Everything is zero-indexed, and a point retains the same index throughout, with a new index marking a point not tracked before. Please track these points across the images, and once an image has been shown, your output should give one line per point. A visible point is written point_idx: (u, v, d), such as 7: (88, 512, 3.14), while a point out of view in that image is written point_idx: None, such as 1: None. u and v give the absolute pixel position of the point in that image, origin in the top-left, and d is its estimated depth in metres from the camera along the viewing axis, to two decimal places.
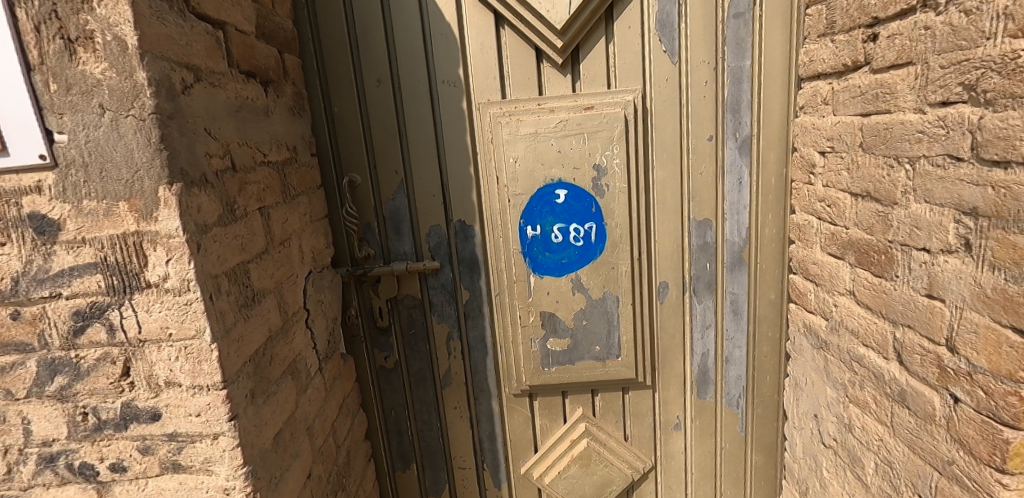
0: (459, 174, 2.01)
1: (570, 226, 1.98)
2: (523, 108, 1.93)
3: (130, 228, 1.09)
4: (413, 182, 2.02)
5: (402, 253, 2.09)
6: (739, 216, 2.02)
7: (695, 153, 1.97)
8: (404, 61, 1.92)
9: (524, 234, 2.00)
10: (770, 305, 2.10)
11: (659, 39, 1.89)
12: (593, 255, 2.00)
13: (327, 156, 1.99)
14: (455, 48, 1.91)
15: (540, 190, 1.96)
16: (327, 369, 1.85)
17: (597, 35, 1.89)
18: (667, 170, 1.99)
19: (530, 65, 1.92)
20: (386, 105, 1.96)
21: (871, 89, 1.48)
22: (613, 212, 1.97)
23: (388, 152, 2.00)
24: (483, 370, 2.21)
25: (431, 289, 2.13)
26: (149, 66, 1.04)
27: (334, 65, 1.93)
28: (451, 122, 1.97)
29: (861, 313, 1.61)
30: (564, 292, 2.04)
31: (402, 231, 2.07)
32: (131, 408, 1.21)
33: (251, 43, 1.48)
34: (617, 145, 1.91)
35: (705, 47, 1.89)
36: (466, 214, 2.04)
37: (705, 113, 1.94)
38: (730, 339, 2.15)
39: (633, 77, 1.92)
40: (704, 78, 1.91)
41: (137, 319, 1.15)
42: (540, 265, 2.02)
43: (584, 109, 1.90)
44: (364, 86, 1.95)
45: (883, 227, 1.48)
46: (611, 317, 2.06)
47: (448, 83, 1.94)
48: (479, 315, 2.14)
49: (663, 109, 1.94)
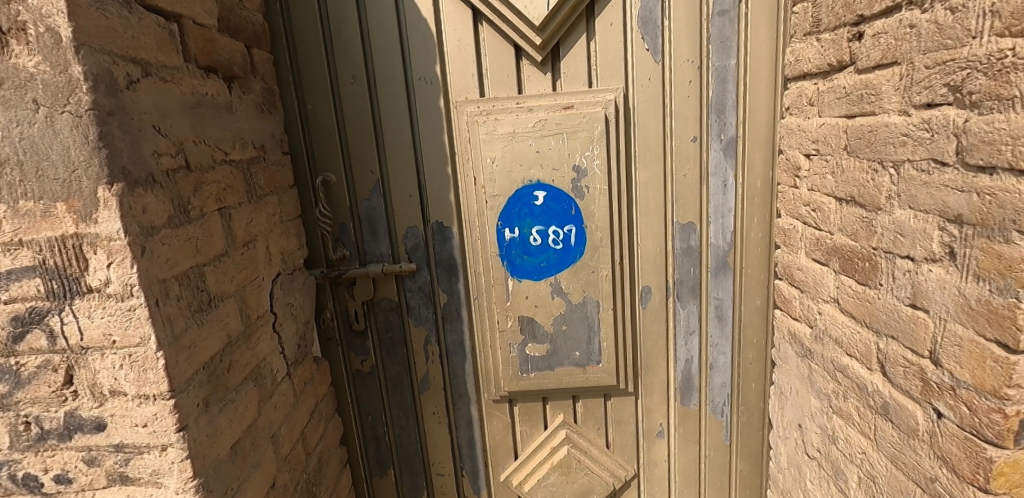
0: (436, 175, 1.95)
1: (549, 229, 1.92)
2: (502, 107, 1.87)
3: (69, 230, 1.04)
4: (390, 182, 1.97)
5: (378, 255, 2.04)
6: (724, 219, 1.97)
7: (679, 155, 1.92)
8: (379, 57, 1.87)
9: (502, 237, 1.95)
10: (755, 311, 2.05)
11: (641, 37, 1.83)
12: (573, 259, 1.95)
13: (300, 155, 1.94)
14: (432, 44, 1.85)
15: (519, 191, 1.91)
16: (297, 374, 1.80)
17: (578, 31, 1.83)
18: (650, 172, 1.93)
19: (509, 62, 1.86)
20: (361, 102, 1.90)
21: (856, 90, 1.42)
22: (593, 215, 1.91)
23: (363, 151, 1.95)
24: (462, 375, 2.15)
25: (408, 293, 2.07)
26: (86, 60, 0.98)
27: (307, 61, 1.88)
28: (428, 120, 1.91)
29: (846, 321, 1.56)
30: (543, 296, 1.99)
31: (378, 232, 2.02)
32: (75, 418, 1.15)
33: (211, 37, 1.43)
34: (598, 146, 1.85)
35: (689, 45, 1.84)
36: (444, 215, 1.98)
37: (689, 114, 1.89)
38: (715, 345, 2.10)
39: (615, 76, 1.86)
40: (688, 78, 1.86)
41: (79, 326, 1.09)
42: (519, 268, 1.97)
43: (563, 108, 1.85)
44: (338, 83, 1.89)
45: (867, 232, 1.43)
46: (592, 322, 2.01)
47: (424, 80, 1.88)
48: (457, 318, 2.09)
49: (646, 109, 1.88)
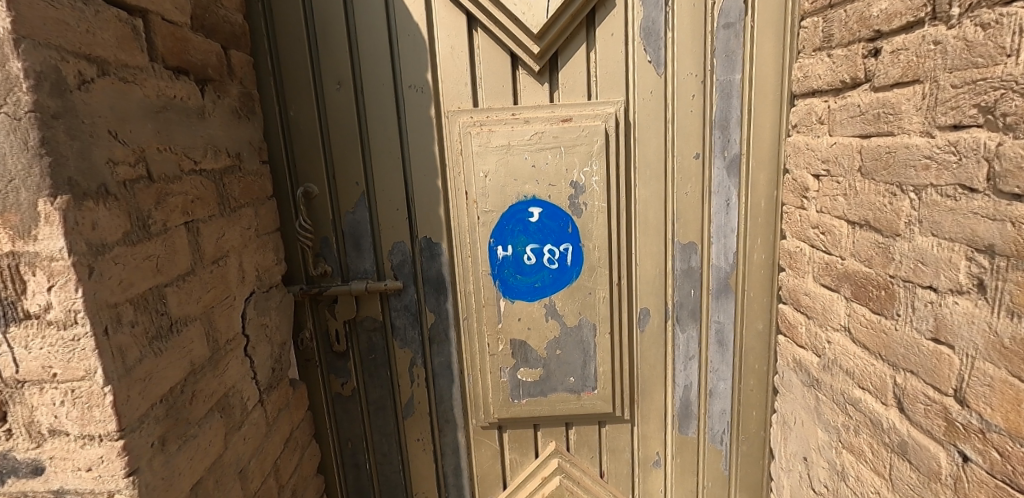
0: (426, 188, 1.84)
1: (544, 247, 1.82)
2: (496, 118, 1.77)
3: (4, 249, 0.91)
4: (376, 195, 1.86)
5: (361, 271, 1.92)
6: (726, 240, 1.89)
7: (681, 172, 1.84)
8: (367, 62, 1.76)
9: (494, 255, 1.84)
10: (756, 336, 1.97)
11: (644, 48, 1.75)
12: (569, 279, 1.84)
13: (280, 164, 1.82)
14: (423, 50, 1.75)
15: (513, 207, 1.80)
16: (270, 400, 1.66)
17: (578, 41, 1.75)
18: (650, 189, 1.84)
19: (505, 71, 1.77)
20: (347, 110, 1.80)
21: (872, 109, 1.35)
22: (591, 234, 1.81)
23: (347, 161, 1.83)
24: (448, 400, 2.03)
25: (393, 312, 1.95)
26: (28, 55, 0.87)
27: (289, 65, 1.76)
28: (417, 131, 1.81)
29: (858, 352, 1.48)
30: (536, 318, 1.88)
31: (362, 247, 1.90)
32: (8, 461, 1.01)
33: (182, 36, 1.31)
34: (597, 161, 1.76)
35: (693, 58, 1.76)
36: (433, 231, 1.87)
37: (692, 130, 1.81)
38: (715, 371, 2.01)
39: (616, 88, 1.78)
40: (692, 92, 1.78)
41: (13, 357, 0.96)
42: (511, 288, 1.86)
43: (561, 121, 1.75)
44: (323, 89, 1.78)
45: (883, 259, 1.35)
46: (588, 347, 1.90)
47: (414, 88, 1.78)
48: (445, 340, 1.97)
49: (647, 124, 1.80)
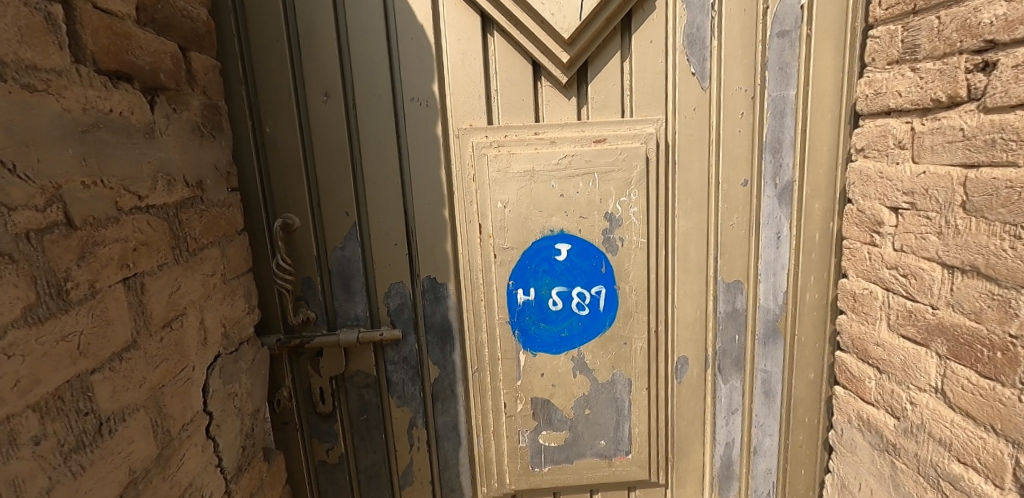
0: (431, 219, 1.55)
1: (573, 290, 1.54)
2: (516, 138, 1.50)
3: None
4: (370, 227, 1.55)
5: (352, 318, 1.61)
6: (776, 277, 1.66)
7: (727, 201, 1.59)
8: (360, 70, 1.47)
9: (513, 300, 1.56)
10: (808, 386, 1.73)
11: (687, 58, 1.51)
12: (601, 328, 1.57)
13: (253, 192, 1.50)
14: (429, 57, 1.47)
15: (536, 243, 1.53)
16: (241, 487, 1.33)
17: (612, 48, 1.49)
18: (692, 221, 1.59)
19: (526, 82, 1.50)
20: (335, 126, 1.49)
21: (982, 133, 1.14)
22: (628, 274, 1.55)
23: (336, 188, 1.53)
24: (454, 466, 1.71)
25: (389, 365, 1.64)
26: None
27: (266, 73, 1.46)
28: (421, 152, 1.52)
29: (957, 420, 1.25)
30: (562, 373, 1.60)
31: (353, 290, 1.59)
32: None
33: (123, 31, 1.01)
34: (635, 189, 1.50)
35: (743, 70, 1.53)
36: (438, 269, 1.58)
37: (740, 153, 1.57)
38: (760, 425, 1.76)
39: (655, 103, 1.52)
40: (740, 110, 1.55)
41: None
42: (533, 339, 1.58)
43: (594, 141, 1.49)
44: (307, 102, 1.48)
45: (1001, 314, 1.13)
46: (621, 405, 1.63)
47: (418, 101, 1.49)
48: (451, 396, 1.67)
49: (690, 145, 1.55)
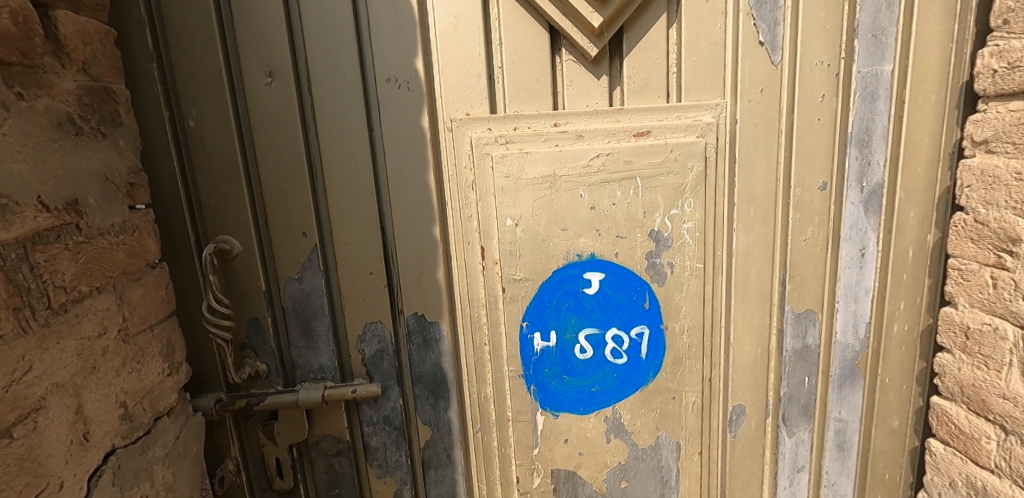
0: (417, 238, 1.17)
1: (606, 334, 1.21)
2: (529, 131, 1.12)
3: None
4: (337, 251, 1.17)
5: (316, 370, 1.23)
6: (857, 305, 1.30)
7: (799, 210, 1.24)
8: (317, 40, 1.08)
9: (529, 348, 1.22)
10: (890, 436, 1.38)
11: (754, 23, 1.14)
12: (643, 381, 1.25)
13: (175, 208, 1.11)
14: (411, 20, 1.08)
15: (558, 273, 1.19)
16: None
17: (655, 10, 1.12)
18: (755, 236, 1.23)
19: (542, 57, 1.12)
20: (285, 118, 1.10)
21: None
22: (678, 311, 1.22)
23: (289, 200, 1.14)
24: None
25: (365, 427, 1.26)
26: None
27: (188, 47, 1.07)
28: (403, 151, 1.13)
29: None
30: (591, 439, 1.28)
31: (314, 334, 1.20)
32: None
33: None
34: (691, 198, 1.16)
35: (825, 39, 1.16)
36: (428, 305, 1.20)
37: (818, 147, 1.21)
38: (831, 485, 1.42)
39: (712, 82, 1.15)
40: (820, 91, 1.18)
41: None
42: (554, 397, 1.24)
43: (634, 135, 1.13)
44: (245, 85, 1.09)
45: None
46: (667, 474, 1.32)
47: (396, 83, 1.10)
48: (446, 465, 1.29)
49: (755, 138, 1.18)
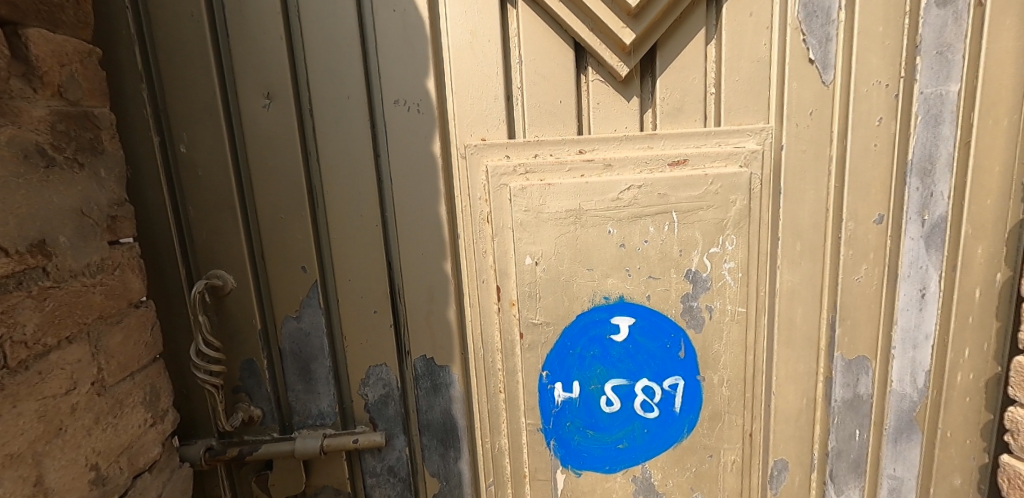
0: (427, 274, 1.06)
1: (636, 386, 1.09)
2: (551, 159, 1.01)
3: None
4: (339, 289, 1.07)
5: (314, 415, 1.12)
6: (915, 352, 1.16)
7: (852, 246, 1.11)
8: (319, 59, 0.98)
9: (549, 400, 1.10)
10: None
11: (803, 38, 1.02)
12: (676, 438, 1.13)
13: (164, 241, 1.02)
14: (422, 36, 0.98)
15: (582, 317, 1.07)
16: None
17: (692, 25, 1.01)
18: (801, 274, 1.10)
19: (566, 76, 1.01)
20: (284, 144, 1.01)
21: None
22: (716, 360, 1.10)
23: (287, 233, 1.04)
24: None
25: (367, 478, 1.15)
26: None
27: (179, 67, 0.98)
28: (412, 180, 1.03)
29: None
30: None
31: (313, 377, 1.10)
32: None
33: None
34: (732, 235, 1.05)
35: (883, 56, 1.03)
36: (437, 348, 1.09)
37: (874, 176, 1.08)
38: None
39: (755, 104, 1.03)
40: (877, 114, 1.06)
41: None
42: (576, 453, 1.12)
43: (669, 164, 1.01)
44: (241, 108, 1.00)
45: None
46: None
47: (405, 105, 1.00)
48: None
49: (804, 165, 1.06)
